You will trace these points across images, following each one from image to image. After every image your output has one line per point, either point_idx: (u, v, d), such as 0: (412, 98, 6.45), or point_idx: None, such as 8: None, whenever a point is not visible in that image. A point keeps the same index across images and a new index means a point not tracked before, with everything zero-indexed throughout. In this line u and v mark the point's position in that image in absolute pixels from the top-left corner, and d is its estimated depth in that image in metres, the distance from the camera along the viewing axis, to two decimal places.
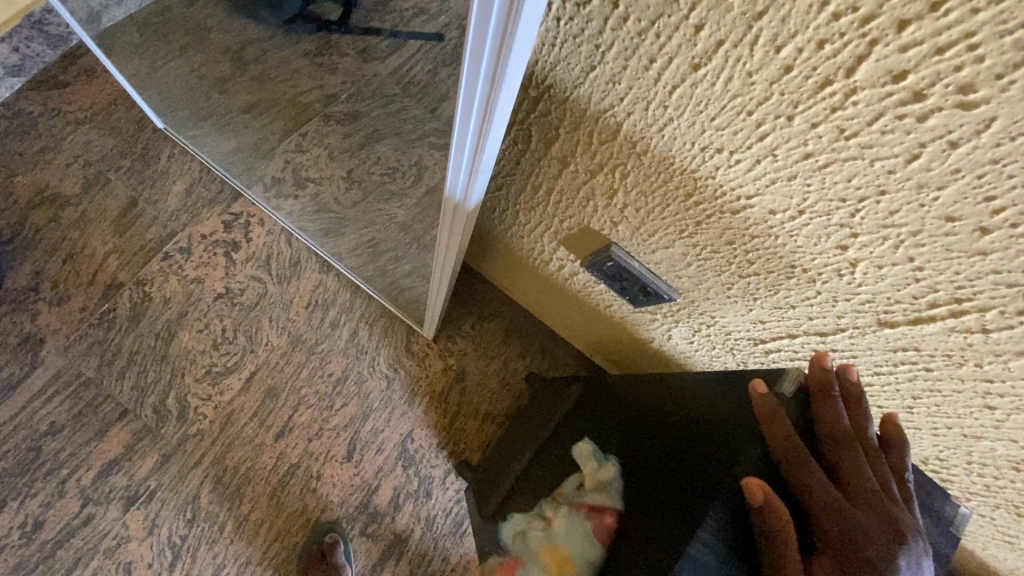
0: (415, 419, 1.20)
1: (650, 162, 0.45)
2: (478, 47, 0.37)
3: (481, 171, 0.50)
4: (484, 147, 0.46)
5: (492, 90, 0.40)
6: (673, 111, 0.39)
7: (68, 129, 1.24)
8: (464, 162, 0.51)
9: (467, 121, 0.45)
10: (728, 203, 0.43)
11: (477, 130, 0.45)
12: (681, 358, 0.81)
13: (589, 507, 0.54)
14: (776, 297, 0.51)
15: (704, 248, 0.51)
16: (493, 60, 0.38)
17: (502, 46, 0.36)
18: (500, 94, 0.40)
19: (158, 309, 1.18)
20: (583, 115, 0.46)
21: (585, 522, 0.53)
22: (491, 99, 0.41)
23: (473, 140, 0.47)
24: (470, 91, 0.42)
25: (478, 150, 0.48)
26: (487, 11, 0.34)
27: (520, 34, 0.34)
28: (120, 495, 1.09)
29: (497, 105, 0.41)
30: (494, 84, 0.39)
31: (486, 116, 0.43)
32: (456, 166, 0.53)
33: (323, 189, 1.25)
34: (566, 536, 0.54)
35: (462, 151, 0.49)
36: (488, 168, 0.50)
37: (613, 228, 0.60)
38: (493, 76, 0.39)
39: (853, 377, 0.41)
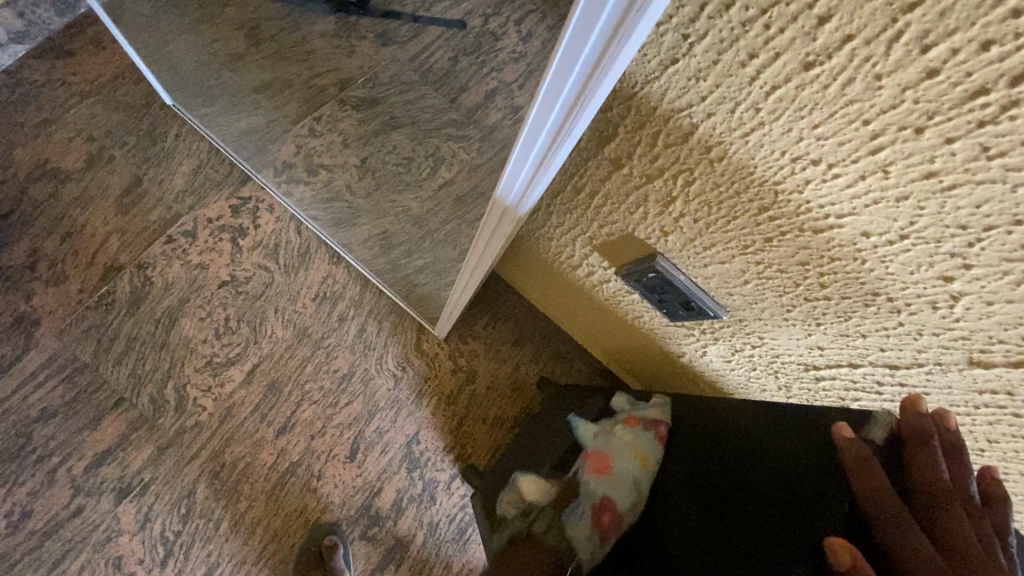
0: (421, 420, 1.15)
1: (723, 169, 0.40)
2: (575, 45, 0.34)
3: (548, 174, 0.47)
4: (559, 147, 0.43)
5: (580, 98, 0.38)
6: (766, 116, 0.34)
7: (72, 101, 1.19)
8: (528, 166, 0.48)
9: (542, 122, 0.42)
10: (813, 221, 0.39)
11: (552, 134, 0.42)
12: (713, 377, 0.77)
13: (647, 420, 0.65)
14: (844, 324, 0.47)
15: (770, 267, 0.47)
16: (592, 59, 0.34)
17: (608, 46, 0.32)
18: (593, 95, 0.37)
19: (159, 294, 1.13)
20: (651, 115, 0.41)
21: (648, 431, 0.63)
22: (579, 100, 0.38)
23: (546, 142, 0.44)
24: (554, 89, 0.38)
25: (549, 152, 0.44)
26: (599, 7, 0.30)
27: (637, 30, 0.31)
28: (113, 486, 1.04)
29: (583, 112, 0.39)
30: (588, 85, 0.36)
31: (570, 117, 0.40)
32: (516, 167, 0.50)
33: (336, 176, 1.20)
34: (637, 440, 0.62)
35: (529, 153, 0.46)
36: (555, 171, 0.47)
37: (661, 237, 0.55)
38: (588, 75, 0.35)
39: (952, 427, 0.37)
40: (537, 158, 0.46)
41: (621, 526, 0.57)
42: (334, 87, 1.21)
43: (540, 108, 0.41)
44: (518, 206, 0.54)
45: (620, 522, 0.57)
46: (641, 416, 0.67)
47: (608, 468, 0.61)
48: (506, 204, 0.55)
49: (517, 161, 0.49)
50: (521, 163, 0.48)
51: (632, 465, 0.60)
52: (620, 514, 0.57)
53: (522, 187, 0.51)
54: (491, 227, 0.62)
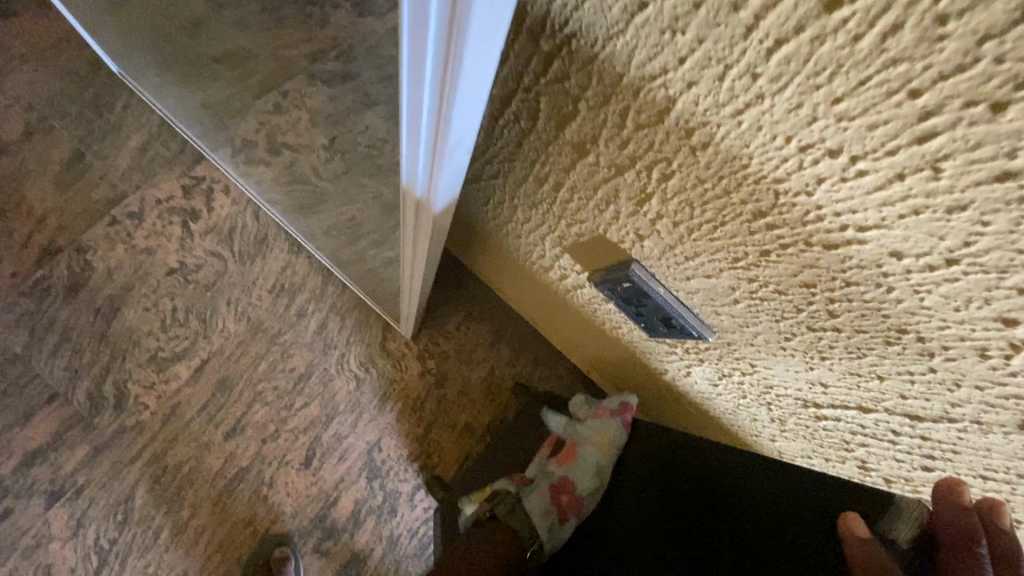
0: (384, 427, 1.06)
1: (708, 161, 0.31)
2: None
3: (448, 160, 0.38)
4: (450, 115, 0.33)
5: (452, 30, 0.27)
6: (768, 84, 0.24)
7: (10, 65, 1.08)
8: (424, 137, 0.37)
9: (418, 94, 0.33)
10: (823, 233, 0.29)
11: (436, 91, 0.32)
12: (699, 400, 0.68)
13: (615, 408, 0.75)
14: (855, 362, 0.37)
15: (765, 286, 0.37)
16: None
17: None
18: (464, 54, 0.28)
19: (100, 281, 1.03)
20: (616, 85, 0.31)
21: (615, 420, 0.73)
22: (452, 50, 0.28)
23: (432, 121, 0.35)
24: (417, 44, 0.29)
25: (441, 118, 0.34)
26: None
27: None
28: (43, 489, 0.96)
29: (463, 55, 0.28)
30: (453, 47, 0.28)
31: (446, 89, 0.31)
32: (415, 141, 0.39)
33: (300, 157, 1.00)
34: (602, 428, 0.72)
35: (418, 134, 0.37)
36: (458, 157, 0.38)
37: (635, 241, 0.45)
38: (450, 23, 0.26)
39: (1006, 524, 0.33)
40: (429, 142, 0.37)
41: (581, 503, 0.65)
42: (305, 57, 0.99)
43: (411, 75, 0.32)
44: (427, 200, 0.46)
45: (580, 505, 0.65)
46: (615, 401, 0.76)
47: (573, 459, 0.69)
48: (419, 193, 0.46)
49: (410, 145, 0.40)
50: (414, 147, 0.39)
51: (597, 453, 0.69)
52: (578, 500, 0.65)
53: (425, 176, 0.42)
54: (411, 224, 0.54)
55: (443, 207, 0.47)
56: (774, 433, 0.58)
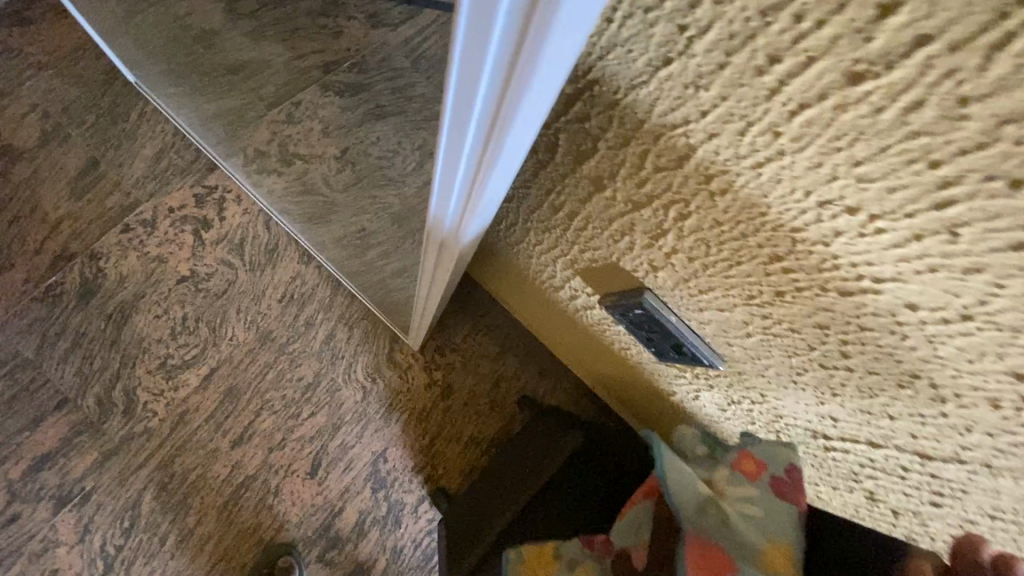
0: (390, 437, 1.07)
1: (727, 205, 0.31)
2: (469, 81, 0.29)
3: (480, 207, 0.41)
4: (486, 180, 0.37)
5: (496, 121, 0.31)
6: (790, 144, 0.25)
7: (28, 73, 1.10)
8: (458, 192, 0.41)
9: (457, 151, 0.36)
10: (840, 281, 0.30)
11: (475, 160, 0.35)
12: (707, 422, 0.68)
13: (778, 472, 0.47)
14: (867, 401, 0.38)
15: (779, 324, 0.38)
16: (494, 96, 0.29)
17: (507, 86, 0.28)
18: (510, 129, 0.31)
19: (112, 288, 1.04)
20: (637, 130, 0.32)
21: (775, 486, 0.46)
22: (494, 135, 0.32)
23: (469, 174, 0.38)
24: (461, 124, 0.33)
25: (476, 180, 0.38)
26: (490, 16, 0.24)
27: (545, 49, 0.24)
28: (51, 494, 0.97)
29: (504, 140, 0.32)
30: (496, 132, 0.31)
31: (489, 151, 0.34)
32: (446, 193, 0.43)
33: (311, 167, 1.04)
34: (775, 529, 0.42)
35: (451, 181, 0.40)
36: (490, 206, 0.41)
37: (649, 272, 0.46)
38: (498, 104, 0.29)
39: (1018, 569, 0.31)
40: (464, 189, 0.40)
41: None
42: (316, 69, 1.02)
43: (451, 145, 0.36)
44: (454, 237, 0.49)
45: None
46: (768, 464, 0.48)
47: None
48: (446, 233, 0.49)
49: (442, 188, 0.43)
50: (446, 191, 0.42)
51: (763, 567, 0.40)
52: None
53: (455, 217, 0.45)
54: (430, 253, 0.56)
55: (467, 244, 0.50)
56: None
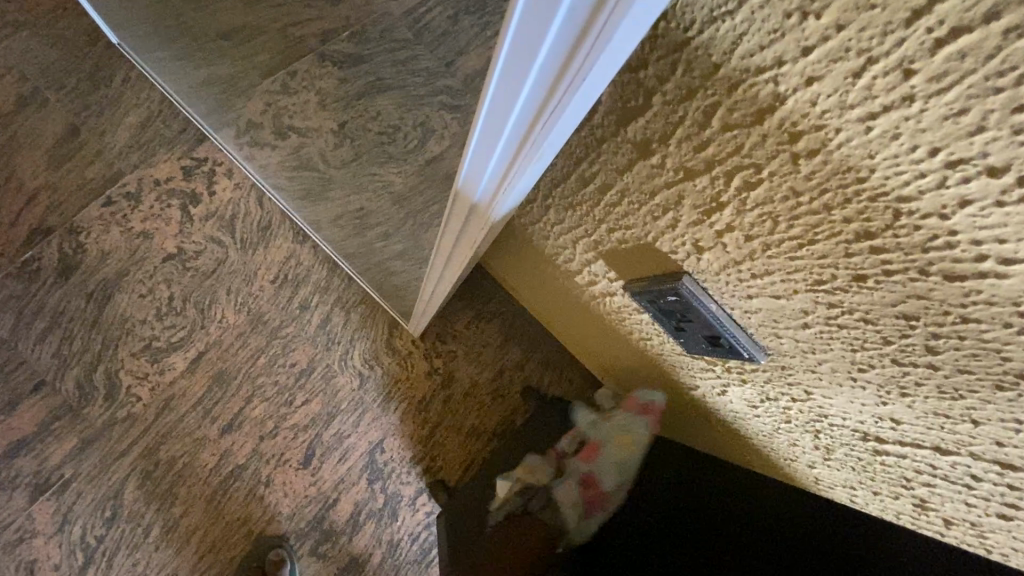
0: (388, 427, 1.02)
1: (813, 170, 0.26)
2: (534, 29, 0.26)
3: (529, 165, 0.38)
4: (539, 139, 0.34)
5: (560, 76, 0.28)
6: (925, 84, 0.20)
7: (3, 32, 1.02)
8: (499, 156, 0.38)
9: (510, 102, 0.32)
10: (948, 262, 0.25)
11: (527, 120, 0.33)
12: (730, 418, 0.64)
13: (643, 404, 0.79)
14: (944, 402, 0.33)
15: (850, 314, 0.33)
16: (562, 46, 0.26)
17: (581, 38, 0.25)
18: (587, 70, 0.27)
19: (93, 265, 0.98)
20: (708, 78, 0.27)
21: (642, 417, 0.78)
22: (555, 89, 0.29)
23: (521, 128, 0.34)
24: (516, 80, 0.30)
25: (525, 142, 0.35)
26: None
27: None
28: (28, 481, 0.91)
29: (570, 96, 0.29)
30: (558, 87, 0.29)
31: (554, 98, 0.30)
32: (484, 157, 0.40)
33: (308, 141, 1.00)
34: (628, 425, 0.79)
35: (497, 139, 0.37)
36: (540, 164, 0.38)
37: (691, 254, 0.41)
38: (577, 40, 0.25)
39: None
40: (512, 147, 0.37)
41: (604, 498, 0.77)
42: (314, 37, 1.02)
43: (498, 101, 0.33)
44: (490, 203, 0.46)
45: (605, 497, 0.77)
46: (640, 395, 0.80)
47: (594, 457, 0.80)
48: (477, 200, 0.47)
49: (483, 146, 0.40)
50: (488, 150, 0.39)
51: (620, 447, 0.79)
52: (603, 494, 0.77)
53: (495, 180, 0.42)
54: (456, 215, 0.53)
55: (503, 209, 0.47)
56: (815, 460, 0.54)
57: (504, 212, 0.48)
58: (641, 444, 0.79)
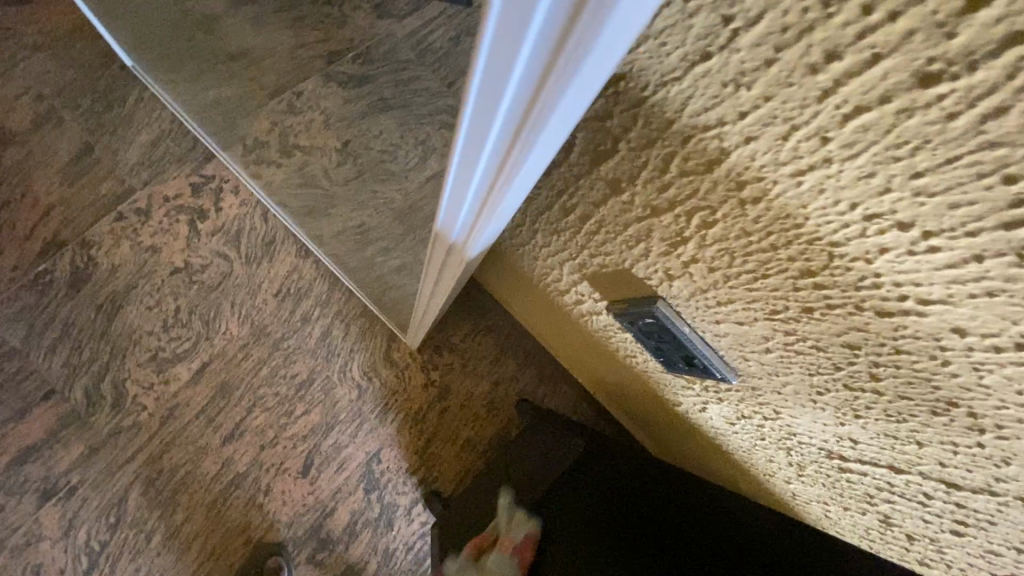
0: (385, 438, 1.05)
1: (758, 214, 0.29)
2: (487, 107, 0.29)
3: (495, 216, 0.41)
4: (500, 195, 0.38)
5: (512, 145, 0.31)
6: (838, 151, 0.23)
7: (23, 54, 1.06)
8: (468, 204, 0.42)
9: (474, 154, 0.35)
10: (878, 300, 0.28)
11: (489, 178, 0.36)
12: (712, 435, 0.66)
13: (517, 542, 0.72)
14: (893, 425, 0.36)
15: (804, 341, 0.36)
16: (511, 121, 0.29)
17: (526, 116, 0.28)
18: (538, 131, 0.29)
19: (103, 278, 1.01)
20: (664, 130, 0.30)
21: (512, 558, 0.70)
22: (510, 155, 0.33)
23: (484, 184, 0.38)
24: (476, 146, 0.34)
25: (489, 196, 0.39)
26: (513, 49, 0.24)
27: (572, 80, 0.25)
28: (35, 487, 0.94)
29: (522, 162, 0.33)
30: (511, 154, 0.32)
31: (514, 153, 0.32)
32: (456, 204, 0.44)
33: (311, 158, 1.01)
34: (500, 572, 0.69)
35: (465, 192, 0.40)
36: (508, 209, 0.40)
37: (664, 281, 0.44)
38: (528, 105, 0.28)
39: None
40: (480, 193, 0.39)
41: None
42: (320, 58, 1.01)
43: (463, 161, 0.37)
44: (466, 240, 0.48)
45: None
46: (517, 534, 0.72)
47: None
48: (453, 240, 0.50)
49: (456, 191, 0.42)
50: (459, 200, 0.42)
51: None
52: None
53: (469, 220, 0.44)
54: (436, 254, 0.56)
55: (479, 245, 0.49)
56: (790, 475, 0.56)
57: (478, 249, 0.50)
58: None
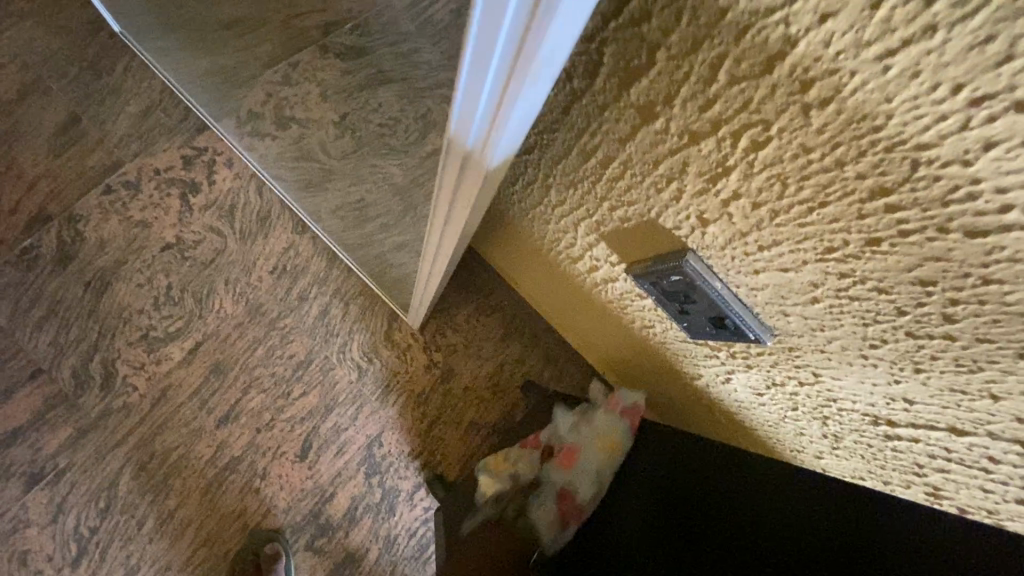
0: (386, 420, 1.01)
1: (825, 121, 0.25)
2: None
3: (514, 117, 0.36)
4: (520, 87, 0.32)
5: (537, 7, 0.26)
6: (945, 12, 0.19)
7: (6, 21, 1.02)
8: (484, 105, 0.37)
9: (493, 30, 0.29)
10: (970, 216, 0.23)
11: (508, 62, 0.31)
12: (736, 409, 0.62)
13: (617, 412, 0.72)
14: (963, 377, 0.32)
15: (863, 285, 0.32)
16: None
17: None
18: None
19: (91, 254, 0.97)
20: (714, 26, 0.26)
21: (619, 425, 0.70)
22: (532, 23, 0.27)
23: (502, 74, 0.32)
24: (494, 16, 0.29)
25: (509, 89, 0.33)
26: None
27: None
28: (22, 471, 0.91)
29: (546, 31, 0.27)
30: (535, 21, 0.27)
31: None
32: (470, 107, 0.38)
33: (309, 132, 0.98)
34: (610, 430, 0.70)
35: (481, 88, 0.35)
36: (538, 81, 0.32)
37: (695, 227, 0.39)
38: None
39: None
40: (497, 87, 0.34)
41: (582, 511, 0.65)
42: (316, 31, 1.00)
43: (480, 43, 0.32)
44: (486, 139, 0.40)
45: (582, 512, 0.65)
46: (624, 396, 0.74)
47: (571, 462, 0.69)
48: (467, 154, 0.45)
49: (475, 61, 0.34)
50: (474, 101, 0.37)
51: (596, 456, 0.68)
52: (579, 505, 0.65)
53: (490, 105, 0.36)
54: (449, 181, 0.52)
55: (497, 162, 0.43)
56: (822, 449, 0.53)
57: (499, 159, 0.42)
58: (620, 448, 0.68)
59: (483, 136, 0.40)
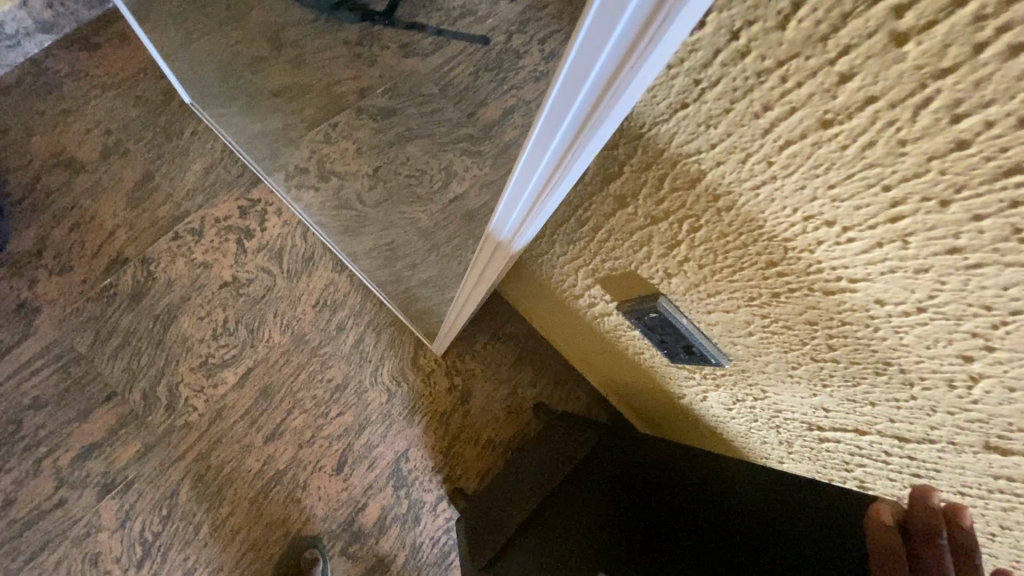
0: (412, 438, 1.13)
1: (731, 220, 0.38)
2: (543, 143, 0.43)
3: (536, 221, 0.54)
4: (543, 205, 0.51)
5: (557, 169, 0.45)
6: (780, 171, 0.32)
7: (93, 93, 1.20)
8: (518, 210, 0.55)
9: (531, 172, 0.48)
10: (823, 282, 0.36)
11: (536, 191, 0.50)
12: (713, 422, 0.74)
13: None
14: (851, 390, 0.44)
15: (777, 322, 0.44)
16: (558, 153, 0.43)
17: (567, 152, 0.42)
18: (583, 151, 0.40)
19: (160, 292, 1.12)
20: (657, 158, 0.40)
21: None
22: (553, 176, 0.46)
23: (533, 196, 0.51)
24: (532, 167, 0.47)
25: (536, 205, 0.51)
26: (564, 110, 0.38)
27: (597, 136, 0.38)
28: (96, 481, 1.03)
29: (560, 182, 0.46)
30: (555, 176, 0.46)
31: (565, 161, 0.43)
32: (509, 208, 0.57)
33: (347, 184, 1.15)
34: None
35: (518, 200, 0.54)
36: (552, 207, 0.50)
37: (664, 278, 0.52)
38: (580, 128, 0.38)
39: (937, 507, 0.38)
40: (528, 203, 0.52)
41: None
42: (352, 95, 1.17)
43: (522, 177, 0.51)
44: (515, 233, 0.59)
45: None
46: None
47: None
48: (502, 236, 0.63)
49: (516, 190, 0.53)
50: (513, 206, 0.56)
51: None
52: None
53: (522, 213, 0.55)
54: (487, 247, 0.69)
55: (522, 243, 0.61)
56: (782, 454, 0.64)
57: (523, 243, 0.60)
58: None
59: (515, 228, 0.58)
